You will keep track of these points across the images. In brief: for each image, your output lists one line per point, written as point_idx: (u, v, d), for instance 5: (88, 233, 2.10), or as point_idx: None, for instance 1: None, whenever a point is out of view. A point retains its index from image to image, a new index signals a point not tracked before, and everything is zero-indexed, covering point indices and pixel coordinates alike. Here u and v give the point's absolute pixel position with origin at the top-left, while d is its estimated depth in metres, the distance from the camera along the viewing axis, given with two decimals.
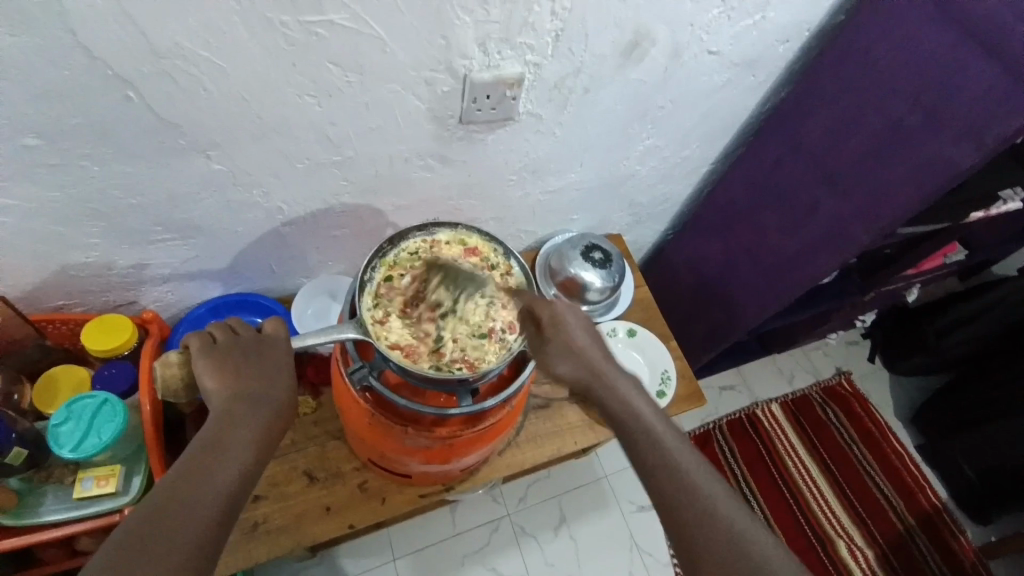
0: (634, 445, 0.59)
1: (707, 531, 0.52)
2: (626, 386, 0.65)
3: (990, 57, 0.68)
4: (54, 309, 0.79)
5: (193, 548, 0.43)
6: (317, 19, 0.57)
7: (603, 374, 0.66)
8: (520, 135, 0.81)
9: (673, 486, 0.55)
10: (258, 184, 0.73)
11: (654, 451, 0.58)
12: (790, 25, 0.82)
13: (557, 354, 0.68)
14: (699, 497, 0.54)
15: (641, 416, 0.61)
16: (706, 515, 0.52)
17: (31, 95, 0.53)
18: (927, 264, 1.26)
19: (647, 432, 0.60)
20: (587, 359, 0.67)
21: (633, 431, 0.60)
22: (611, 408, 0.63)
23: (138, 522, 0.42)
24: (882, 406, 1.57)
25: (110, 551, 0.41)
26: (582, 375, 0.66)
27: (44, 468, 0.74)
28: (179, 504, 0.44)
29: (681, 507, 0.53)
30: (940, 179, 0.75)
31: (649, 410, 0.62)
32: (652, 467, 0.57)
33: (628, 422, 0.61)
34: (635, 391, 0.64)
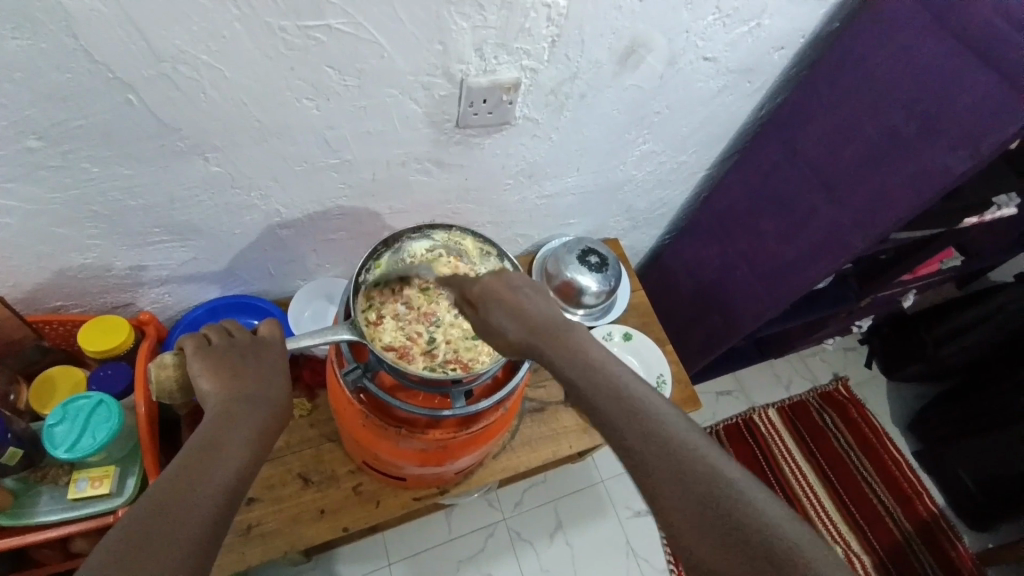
0: (601, 410, 0.50)
1: (693, 487, 0.43)
2: (589, 344, 0.56)
3: (985, 65, 0.69)
4: (53, 310, 0.80)
5: (194, 543, 0.42)
6: (315, 23, 0.57)
7: (563, 333, 0.57)
8: (517, 140, 0.82)
9: (653, 447, 0.46)
10: (257, 186, 0.73)
11: (625, 409, 0.49)
12: (786, 33, 0.83)
13: (498, 312, 0.59)
14: (682, 451, 0.45)
15: (612, 373, 0.52)
16: (690, 470, 0.44)
17: (33, 97, 0.54)
18: (924, 270, 1.26)
19: (618, 387, 0.51)
20: (531, 321, 0.58)
21: (600, 388, 0.51)
22: (570, 368, 0.54)
23: (137, 518, 0.42)
24: (880, 412, 1.57)
25: (109, 547, 0.40)
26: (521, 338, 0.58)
27: (40, 467, 0.74)
28: (178, 499, 0.44)
29: (663, 466, 0.45)
30: (937, 184, 0.75)
31: (617, 367, 0.53)
32: (625, 429, 0.48)
33: (592, 386, 0.52)
34: (600, 349, 0.56)
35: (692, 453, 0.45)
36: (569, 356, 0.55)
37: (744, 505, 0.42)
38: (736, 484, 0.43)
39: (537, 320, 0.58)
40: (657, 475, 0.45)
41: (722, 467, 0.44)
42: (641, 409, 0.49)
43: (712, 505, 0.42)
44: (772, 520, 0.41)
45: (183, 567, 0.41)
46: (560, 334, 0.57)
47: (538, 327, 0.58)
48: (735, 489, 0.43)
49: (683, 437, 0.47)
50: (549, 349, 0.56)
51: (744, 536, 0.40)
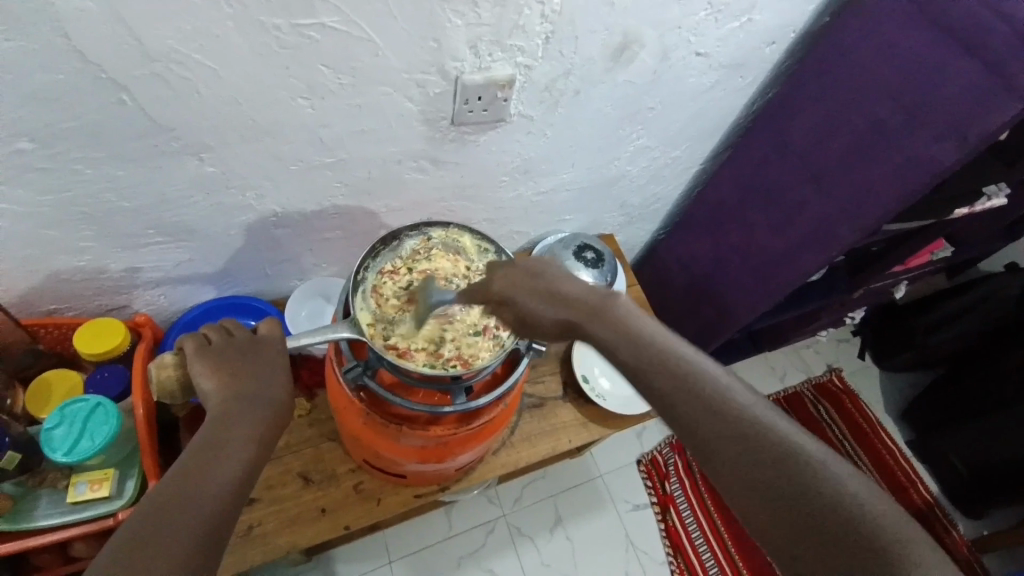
0: (713, 442, 0.48)
1: (828, 533, 0.43)
2: (690, 357, 0.53)
3: (971, 57, 0.69)
4: (47, 313, 0.79)
5: (197, 544, 0.42)
6: (308, 22, 0.57)
7: (657, 347, 0.54)
8: (512, 136, 0.82)
9: (775, 489, 0.45)
10: (251, 186, 0.73)
11: (745, 443, 0.47)
12: (776, 27, 0.83)
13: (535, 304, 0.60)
14: (813, 489, 0.45)
15: (722, 397, 0.50)
16: (823, 515, 0.44)
17: (24, 98, 0.54)
18: (915, 261, 1.27)
19: (735, 417, 0.49)
20: (581, 306, 0.58)
21: (714, 415, 0.49)
22: (669, 387, 0.51)
23: (142, 518, 0.42)
24: (873, 402, 1.59)
25: (114, 550, 0.40)
26: (568, 317, 0.58)
27: (38, 472, 0.74)
28: (181, 500, 0.44)
29: (790, 510, 0.45)
30: (926, 175, 0.76)
31: (730, 386, 0.51)
32: (743, 464, 0.47)
33: (700, 413, 0.49)
34: (706, 364, 0.52)
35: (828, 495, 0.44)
36: (670, 372, 0.52)
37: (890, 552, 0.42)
38: (877, 531, 0.43)
39: (588, 305, 0.58)
40: (784, 515, 0.45)
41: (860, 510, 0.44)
42: (765, 440, 0.47)
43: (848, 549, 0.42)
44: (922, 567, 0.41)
45: (189, 563, 0.41)
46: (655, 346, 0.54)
47: (624, 340, 0.55)
48: (877, 535, 0.42)
49: (817, 477, 0.45)
50: (638, 361, 0.53)
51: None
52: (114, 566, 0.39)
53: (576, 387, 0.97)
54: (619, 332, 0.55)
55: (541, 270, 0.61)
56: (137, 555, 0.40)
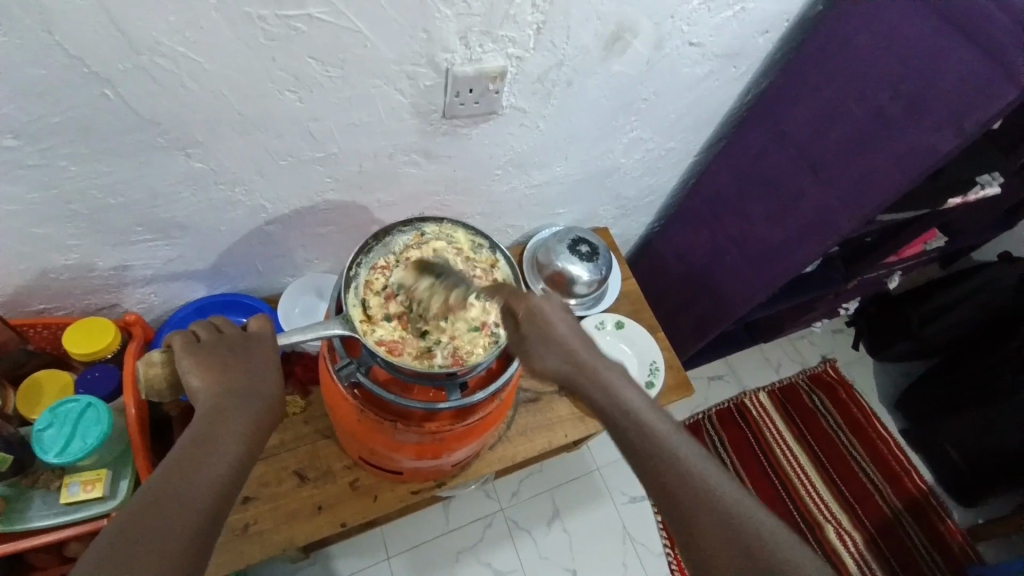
0: (674, 500, 0.51)
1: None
2: (661, 423, 0.57)
3: (969, 43, 0.69)
4: (37, 312, 0.78)
5: (185, 543, 0.41)
6: (296, 13, 0.56)
7: (633, 407, 0.58)
8: (505, 129, 0.81)
9: (731, 545, 0.48)
10: (241, 181, 0.72)
11: (705, 507, 0.50)
12: (770, 16, 0.83)
13: (540, 351, 0.65)
14: (763, 547, 0.47)
15: (686, 463, 0.53)
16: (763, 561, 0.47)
17: (7, 94, 0.53)
18: (909, 251, 1.27)
19: (696, 478, 0.52)
20: (577, 358, 0.63)
21: (676, 474, 0.52)
22: (642, 449, 0.55)
23: (131, 516, 0.41)
24: (869, 392, 1.59)
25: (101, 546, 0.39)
26: (568, 368, 0.63)
27: (30, 472, 0.73)
28: (170, 498, 0.43)
29: (745, 566, 0.47)
30: (923, 163, 0.76)
31: (695, 452, 0.54)
32: (705, 525, 0.49)
33: (667, 475, 0.52)
34: (674, 433, 0.56)
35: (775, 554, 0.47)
36: (642, 434, 0.56)
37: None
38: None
39: (585, 359, 0.64)
40: (736, 570, 0.47)
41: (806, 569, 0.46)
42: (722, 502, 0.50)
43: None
44: None
45: (179, 561, 0.40)
46: (632, 410, 0.58)
47: (611, 406, 0.59)
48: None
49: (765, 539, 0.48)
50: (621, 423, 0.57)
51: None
52: (101, 566, 0.38)
53: None
54: (603, 393, 0.60)
55: (552, 311, 0.67)
56: (125, 554, 0.39)
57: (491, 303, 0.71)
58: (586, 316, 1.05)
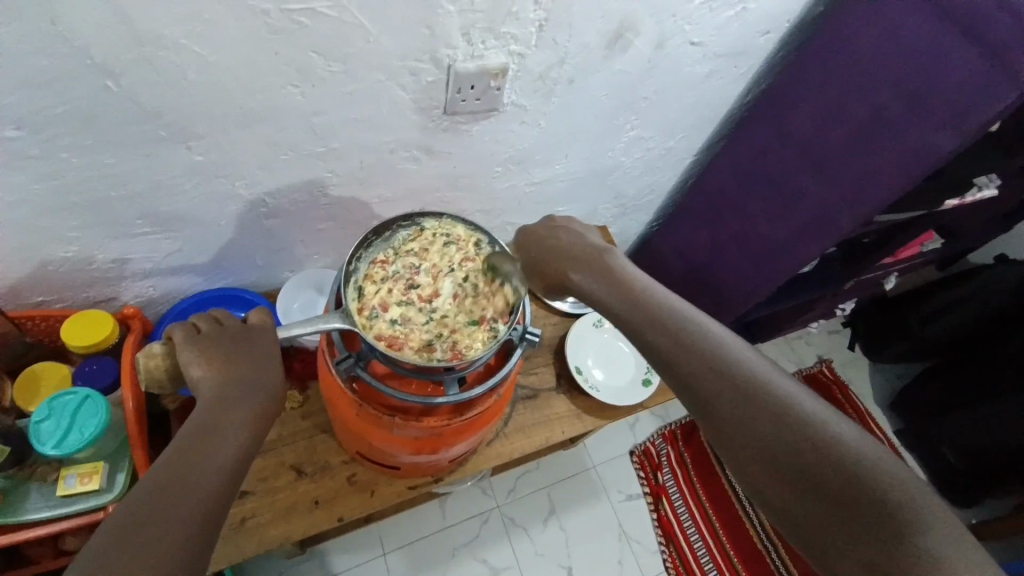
0: (730, 427, 0.50)
1: (845, 506, 0.44)
2: (716, 342, 0.54)
3: (971, 44, 0.69)
4: (35, 304, 0.78)
5: (193, 530, 0.42)
6: (300, 7, 0.56)
7: (684, 328, 0.56)
8: (506, 126, 0.82)
9: (793, 471, 0.46)
10: (242, 175, 0.72)
11: (764, 427, 0.49)
12: (772, 16, 0.83)
13: (574, 269, 0.64)
14: (817, 455, 0.46)
15: (743, 382, 0.51)
16: (812, 466, 0.46)
17: (9, 84, 0.52)
18: (906, 252, 1.28)
19: (745, 387, 0.51)
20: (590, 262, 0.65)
21: (734, 394, 0.50)
22: (694, 375, 0.53)
23: (135, 504, 0.42)
24: (864, 393, 1.60)
25: (108, 534, 0.39)
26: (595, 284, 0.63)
27: (28, 464, 0.73)
28: (177, 487, 0.44)
29: (793, 477, 0.46)
30: (925, 163, 0.77)
31: (753, 370, 0.52)
32: (765, 452, 0.48)
33: (723, 401, 0.51)
34: (734, 352, 0.53)
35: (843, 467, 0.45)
36: (695, 358, 0.53)
37: (886, 514, 0.43)
38: (896, 496, 0.43)
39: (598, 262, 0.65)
40: (787, 483, 0.46)
41: (885, 478, 0.44)
42: (786, 419, 0.48)
43: (862, 523, 0.43)
44: (909, 518, 0.43)
45: (186, 546, 0.41)
46: (678, 333, 0.55)
47: (655, 328, 0.57)
48: (891, 500, 0.43)
49: (834, 453, 0.46)
50: (665, 347, 0.55)
51: (898, 557, 0.41)
52: (107, 552, 0.38)
53: (570, 378, 0.98)
54: (645, 320, 0.58)
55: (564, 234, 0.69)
56: (129, 540, 0.39)
57: (490, 299, 0.71)
58: (584, 313, 1.05)
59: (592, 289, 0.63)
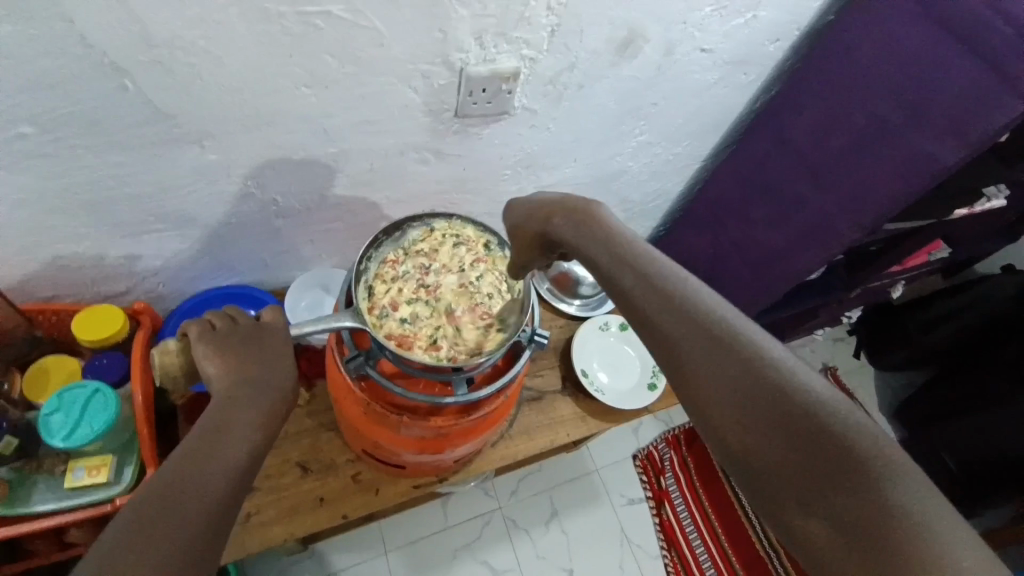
0: (697, 371, 0.46)
1: (815, 454, 0.40)
2: (682, 288, 0.50)
3: (971, 54, 0.70)
4: (46, 299, 0.79)
5: (203, 521, 0.43)
6: (313, 9, 0.57)
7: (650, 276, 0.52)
8: (515, 130, 0.82)
9: (765, 421, 0.42)
10: (252, 174, 0.73)
11: (735, 373, 0.45)
12: (780, 25, 0.83)
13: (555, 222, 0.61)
14: (790, 402, 0.43)
15: (713, 328, 0.47)
16: (785, 413, 0.42)
17: (27, 83, 0.53)
18: (911, 261, 1.28)
19: (718, 331, 0.47)
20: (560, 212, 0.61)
21: (705, 339, 0.46)
22: (662, 319, 0.49)
23: (146, 499, 0.42)
24: (868, 402, 1.60)
25: (122, 524, 0.40)
26: (560, 231, 0.60)
27: (35, 458, 0.73)
28: (189, 480, 0.44)
29: (767, 425, 0.42)
30: (927, 173, 0.77)
31: (719, 319, 0.48)
32: (733, 401, 0.44)
33: (691, 347, 0.47)
34: (702, 301, 0.49)
35: (816, 417, 0.42)
36: (661, 301, 0.50)
37: (862, 465, 0.40)
38: (872, 449, 0.40)
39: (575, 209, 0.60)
40: (760, 431, 0.42)
41: (857, 430, 0.41)
42: (755, 366, 0.44)
43: (833, 470, 0.40)
44: (884, 469, 0.39)
45: (192, 545, 0.41)
46: (651, 276, 0.52)
47: (626, 273, 0.53)
48: (863, 449, 0.40)
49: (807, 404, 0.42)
50: (634, 291, 0.52)
51: (873, 508, 0.38)
52: (116, 546, 0.39)
53: (574, 381, 0.98)
54: (624, 269, 0.53)
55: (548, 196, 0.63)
56: (138, 534, 0.40)
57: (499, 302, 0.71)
58: (590, 317, 1.06)
59: (562, 229, 0.60)
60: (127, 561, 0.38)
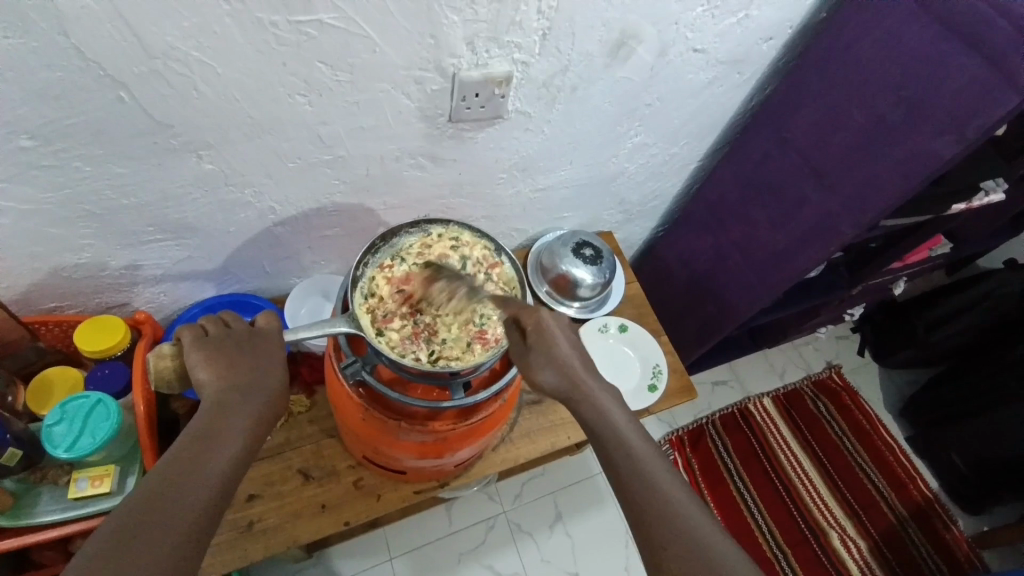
0: (641, 512, 0.53)
1: None
2: (641, 446, 0.58)
3: (971, 50, 0.69)
4: (48, 310, 0.79)
5: (179, 541, 0.44)
6: (306, 19, 0.57)
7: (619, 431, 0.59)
8: (510, 133, 0.82)
9: (687, 562, 0.49)
10: (250, 183, 0.73)
11: (667, 521, 0.52)
12: (774, 23, 0.83)
13: (543, 366, 0.62)
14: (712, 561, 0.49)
15: (654, 480, 0.55)
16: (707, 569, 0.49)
17: (24, 96, 0.54)
18: (913, 257, 1.27)
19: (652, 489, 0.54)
20: (570, 373, 0.63)
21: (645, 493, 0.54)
22: (623, 467, 0.56)
23: (129, 512, 0.43)
24: (873, 399, 1.59)
25: (99, 541, 0.41)
26: (568, 391, 0.62)
27: (39, 468, 0.74)
28: (166, 497, 0.45)
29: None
30: (924, 169, 0.76)
31: (664, 476, 0.55)
32: (668, 543, 0.51)
33: (642, 494, 0.54)
34: (654, 460, 0.57)
35: None
36: (623, 454, 0.57)
37: None
38: None
39: (579, 374, 0.63)
40: None
41: None
42: (687, 530, 0.51)
43: None
44: None
45: (173, 556, 0.43)
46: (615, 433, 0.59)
47: (613, 441, 0.58)
48: None
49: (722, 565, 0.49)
50: (603, 440, 0.59)
51: None
52: (97, 558, 0.40)
53: None
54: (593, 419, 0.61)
55: (554, 327, 0.65)
56: (120, 546, 0.41)
57: (492, 321, 0.71)
58: (590, 319, 1.05)
59: (555, 384, 0.62)
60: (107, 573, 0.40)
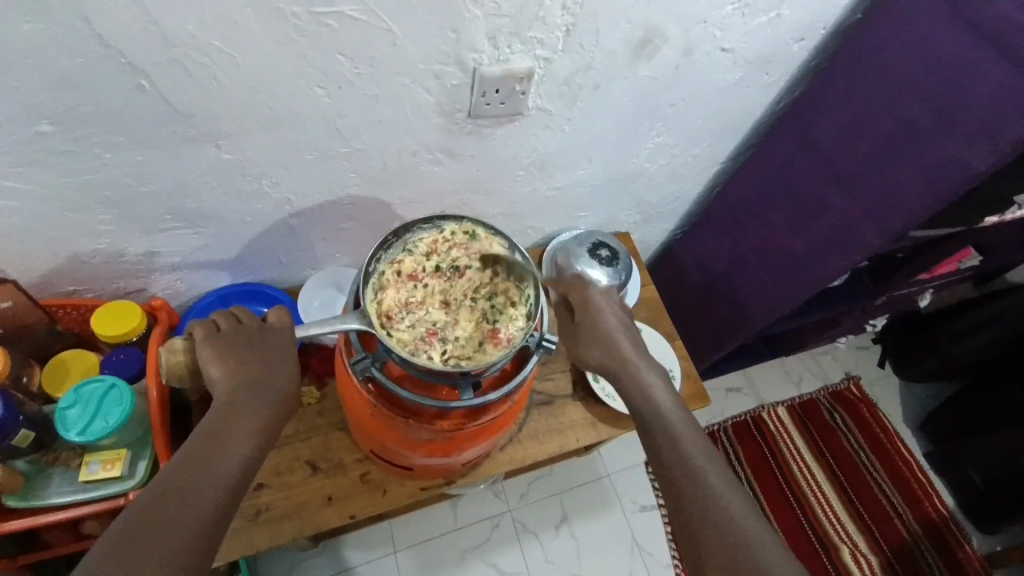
0: (668, 469, 0.57)
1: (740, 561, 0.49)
2: (666, 402, 0.63)
3: (1006, 59, 0.67)
4: (66, 294, 0.80)
5: (192, 537, 0.44)
6: (327, 10, 0.57)
7: (663, 413, 0.62)
8: (529, 130, 0.81)
9: (709, 514, 0.52)
10: (267, 174, 0.73)
11: (708, 510, 0.53)
12: (806, 24, 0.81)
13: (589, 342, 0.69)
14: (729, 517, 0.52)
15: (673, 431, 0.60)
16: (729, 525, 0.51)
17: (47, 82, 0.54)
18: (940, 269, 1.23)
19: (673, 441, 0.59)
20: (614, 346, 0.68)
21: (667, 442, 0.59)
22: (649, 421, 0.62)
23: (139, 510, 0.43)
24: (891, 412, 1.56)
25: (114, 537, 0.42)
26: (609, 362, 0.67)
27: (51, 450, 0.75)
28: (178, 492, 0.45)
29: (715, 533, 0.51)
30: (956, 180, 0.73)
31: (689, 433, 0.60)
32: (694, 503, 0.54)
33: (665, 448, 0.59)
34: (681, 420, 0.61)
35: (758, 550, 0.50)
36: (650, 410, 0.62)
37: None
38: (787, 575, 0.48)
39: (623, 344, 0.68)
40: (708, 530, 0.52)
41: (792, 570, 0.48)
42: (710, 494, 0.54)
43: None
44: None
45: (185, 552, 0.43)
46: (642, 388, 0.64)
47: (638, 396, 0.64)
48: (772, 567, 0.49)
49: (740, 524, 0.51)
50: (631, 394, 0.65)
51: None
52: (109, 555, 0.40)
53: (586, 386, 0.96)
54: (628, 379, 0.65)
55: (602, 307, 0.71)
56: (131, 542, 0.41)
57: (506, 322, 0.69)
58: None
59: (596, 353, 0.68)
60: (123, 567, 0.40)
